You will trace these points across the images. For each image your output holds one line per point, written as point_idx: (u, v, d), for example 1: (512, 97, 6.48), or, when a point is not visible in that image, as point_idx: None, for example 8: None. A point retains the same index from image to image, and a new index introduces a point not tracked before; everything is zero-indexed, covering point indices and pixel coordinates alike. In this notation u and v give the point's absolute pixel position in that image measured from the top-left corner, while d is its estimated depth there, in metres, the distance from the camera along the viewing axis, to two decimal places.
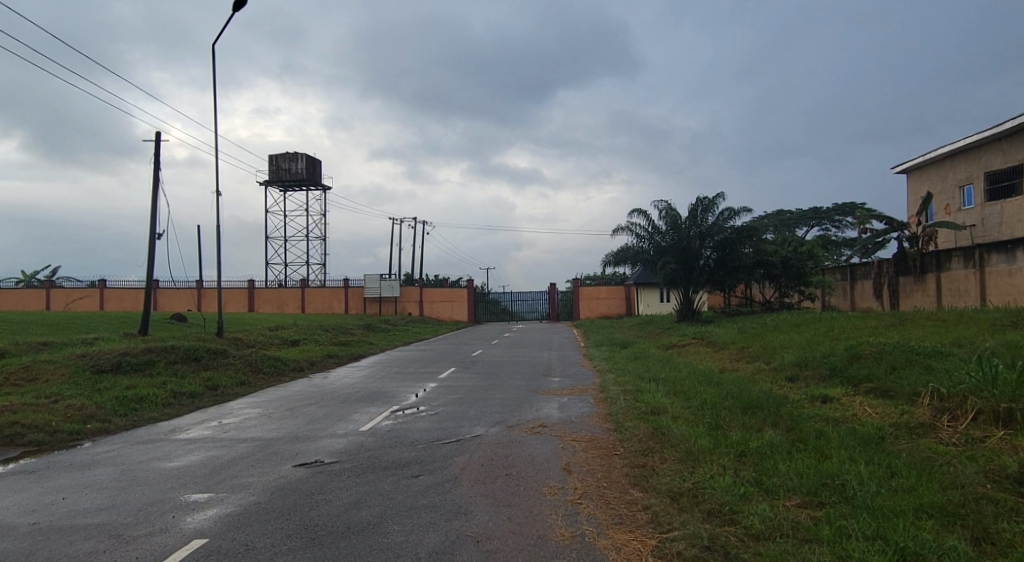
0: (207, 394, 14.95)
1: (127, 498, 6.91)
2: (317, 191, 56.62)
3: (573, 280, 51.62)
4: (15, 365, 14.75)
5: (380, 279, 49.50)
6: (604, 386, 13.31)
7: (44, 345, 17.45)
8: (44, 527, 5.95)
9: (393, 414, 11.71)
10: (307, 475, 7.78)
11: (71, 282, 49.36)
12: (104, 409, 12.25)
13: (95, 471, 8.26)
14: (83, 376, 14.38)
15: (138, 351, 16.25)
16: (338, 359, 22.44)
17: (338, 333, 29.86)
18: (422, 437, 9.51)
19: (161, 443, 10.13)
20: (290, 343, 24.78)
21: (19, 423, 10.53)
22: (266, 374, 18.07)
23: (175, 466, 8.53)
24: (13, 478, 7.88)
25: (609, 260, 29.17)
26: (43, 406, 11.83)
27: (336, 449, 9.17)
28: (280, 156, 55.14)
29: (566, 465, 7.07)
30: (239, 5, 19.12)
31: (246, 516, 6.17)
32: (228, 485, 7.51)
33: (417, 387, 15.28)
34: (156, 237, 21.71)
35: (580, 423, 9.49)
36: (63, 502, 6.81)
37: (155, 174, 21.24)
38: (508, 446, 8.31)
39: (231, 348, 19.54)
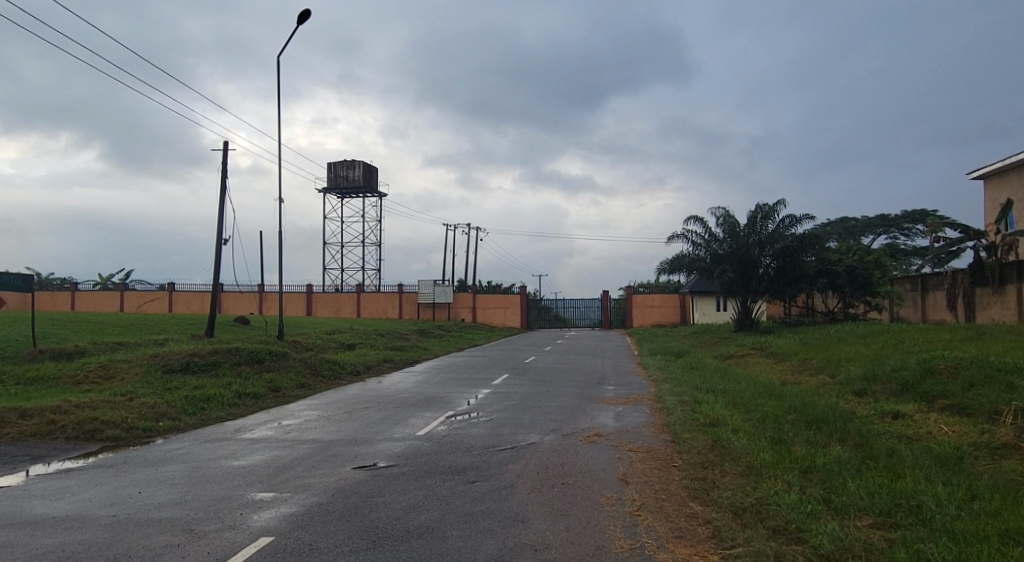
0: (269, 395, 15.39)
1: (198, 495, 7.18)
2: (373, 197, 57.83)
3: (626, 287, 51.13)
4: (94, 364, 15.53)
5: (434, 285, 50.17)
6: (661, 396, 13.11)
7: (119, 345, 18.31)
8: (122, 519, 6.24)
9: (448, 420, 11.82)
10: (367, 477, 7.92)
11: (142, 284, 51.66)
12: (175, 408, 12.76)
13: (168, 467, 8.62)
14: (154, 375, 15.04)
15: (205, 352, 16.87)
16: (393, 364, 22.81)
17: (392, 338, 30.35)
18: (478, 443, 9.56)
19: (227, 443, 10.49)
20: (347, 347, 25.34)
21: (98, 419, 11.09)
22: (324, 377, 18.53)
23: (241, 465, 8.83)
24: (93, 472, 8.28)
25: (664, 267, 28.75)
26: (118, 404, 12.40)
27: (393, 452, 9.32)
28: (338, 163, 56.51)
29: (623, 475, 7.00)
30: (303, 17, 19.81)
31: (310, 516, 6.33)
32: (292, 484, 7.73)
33: (471, 393, 15.38)
34: (222, 242, 22.58)
35: (636, 433, 9.37)
36: (139, 496, 7.12)
37: (222, 183, 22.13)
38: (564, 455, 8.27)
39: (292, 351, 20.12)
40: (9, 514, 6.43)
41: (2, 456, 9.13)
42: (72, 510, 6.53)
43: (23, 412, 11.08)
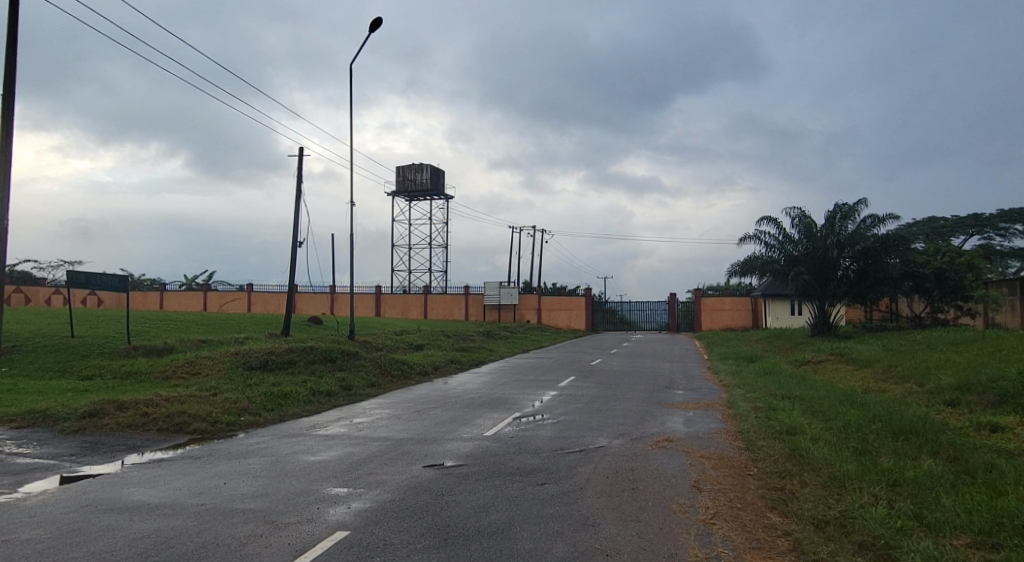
0: (341, 393, 15.84)
1: (278, 488, 7.46)
2: (440, 200, 58.70)
3: (695, 290, 50.02)
4: (181, 360, 16.37)
5: (500, 287, 50.53)
6: (733, 401, 12.78)
7: (203, 342, 19.23)
8: (210, 508, 6.55)
9: (516, 421, 11.86)
10: (436, 476, 8.04)
11: (224, 284, 54.15)
12: (255, 404, 13.30)
13: (250, 460, 9.00)
14: (235, 371, 15.73)
15: (281, 351, 17.50)
16: (460, 364, 23.09)
17: (459, 339, 30.72)
18: (545, 445, 9.54)
19: (303, 438, 10.84)
20: (415, 347, 25.78)
21: (186, 413, 11.67)
22: (394, 377, 18.91)
23: (317, 460, 9.11)
24: (183, 463, 8.72)
25: (735, 269, 27.98)
26: (203, 399, 13.01)
27: (462, 452, 9.41)
28: (407, 167, 57.64)
29: (695, 482, 6.85)
30: (375, 24, 20.37)
31: (383, 513, 6.46)
32: (366, 480, 7.92)
33: (537, 395, 15.37)
34: (297, 244, 23.43)
35: (708, 439, 9.16)
36: (224, 486, 7.46)
37: (298, 187, 22.96)
38: (634, 459, 8.15)
39: (362, 351, 20.65)
40: (109, 499, 6.85)
41: (100, 445, 9.74)
42: (165, 498, 6.90)
43: (119, 404, 11.79)
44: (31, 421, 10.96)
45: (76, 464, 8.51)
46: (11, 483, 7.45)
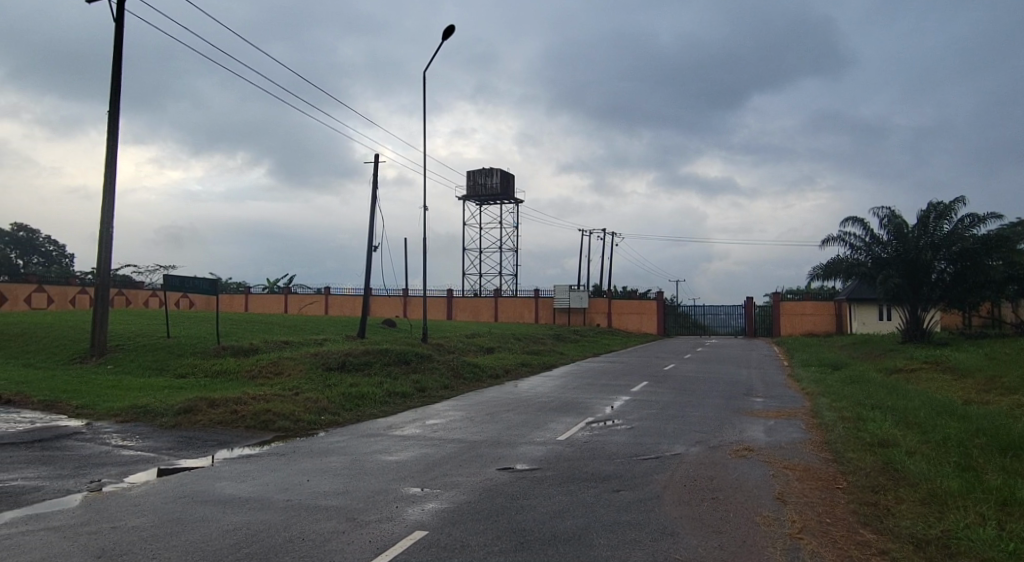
0: (416, 395, 16.12)
1: (358, 486, 7.65)
2: (510, 204, 59.04)
3: (773, 294, 48.28)
4: (265, 360, 17.06)
5: (570, 290, 50.33)
6: (817, 410, 12.25)
7: (285, 343, 19.99)
8: (295, 504, 6.78)
9: (589, 426, 11.75)
10: (511, 479, 8.05)
11: (303, 288, 56.21)
12: (334, 404, 13.70)
13: (331, 458, 9.28)
14: (315, 372, 16.26)
15: (358, 352, 17.98)
16: (531, 367, 23.11)
17: (529, 342, 30.76)
18: (620, 451, 9.42)
19: (380, 438, 11.11)
20: (486, 350, 25.99)
21: (271, 411, 12.15)
22: (466, 380, 19.10)
23: (394, 460, 9.30)
24: (269, 459, 9.08)
25: (818, 272, 26.85)
26: (286, 398, 13.52)
27: (536, 456, 9.40)
28: (477, 172, 58.22)
29: (780, 494, 6.59)
30: (448, 31, 20.73)
31: (459, 514, 6.52)
32: (441, 481, 8.02)
33: (610, 399, 15.18)
34: (372, 248, 24.04)
35: (791, 450, 8.82)
36: (307, 483, 7.72)
37: (373, 193, 23.58)
38: (713, 468, 7.93)
39: (436, 354, 20.96)
40: (203, 492, 7.20)
41: (194, 440, 10.27)
42: (253, 493, 7.19)
43: (211, 402, 12.39)
44: (133, 416, 11.66)
45: (173, 458, 9.00)
46: (116, 474, 7.95)
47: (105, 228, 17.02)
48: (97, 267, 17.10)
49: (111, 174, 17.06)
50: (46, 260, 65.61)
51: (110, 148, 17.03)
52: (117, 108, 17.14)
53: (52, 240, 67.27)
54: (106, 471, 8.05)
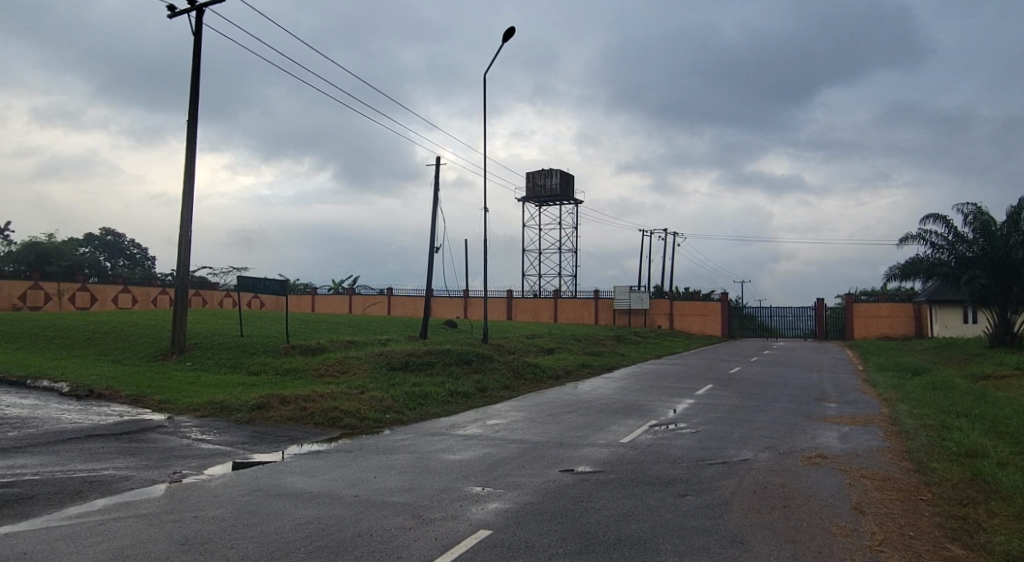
0: (477, 395, 16.25)
1: (423, 484, 7.77)
2: (570, 205, 58.86)
3: (845, 295, 46.38)
4: (332, 359, 17.52)
5: (630, 291, 49.82)
6: (896, 417, 11.68)
7: (351, 343, 20.47)
8: (363, 499, 6.94)
9: (653, 429, 11.58)
10: (574, 481, 8.01)
11: (367, 289, 57.55)
12: (398, 402, 13.95)
13: (396, 455, 9.46)
14: (380, 371, 16.61)
15: (421, 352, 18.25)
16: (592, 369, 22.94)
17: (590, 343, 30.52)
18: (685, 455, 9.25)
19: (443, 437, 11.23)
20: (546, 351, 25.95)
21: (339, 409, 12.47)
22: (527, 380, 19.13)
23: (457, 459, 9.39)
24: (337, 455, 9.34)
25: (895, 272, 25.65)
26: (353, 396, 13.84)
27: (599, 458, 9.32)
28: (537, 173, 58.24)
29: (856, 504, 6.33)
30: (508, 33, 20.83)
31: (523, 514, 6.53)
32: (504, 481, 8.06)
33: (674, 402, 14.91)
34: (434, 249, 24.35)
35: (869, 458, 8.45)
36: (374, 480, 7.89)
37: (435, 195, 23.88)
38: (784, 475, 7.69)
39: (496, 354, 21.06)
40: (276, 485, 7.47)
41: (267, 435, 10.65)
42: (323, 487, 7.41)
43: (282, 398, 12.81)
44: (210, 410, 12.19)
45: (248, 452, 9.35)
46: (196, 466, 8.31)
47: (184, 231, 17.83)
48: (177, 269, 17.93)
49: (190, 180, 17.87)
50: (130, 262, 69.09)
51: (189, 155, 17.84)
52: (196, 117, 17.94)
53: (136, 243, 70.99)
54: (186, 463, 8.43)
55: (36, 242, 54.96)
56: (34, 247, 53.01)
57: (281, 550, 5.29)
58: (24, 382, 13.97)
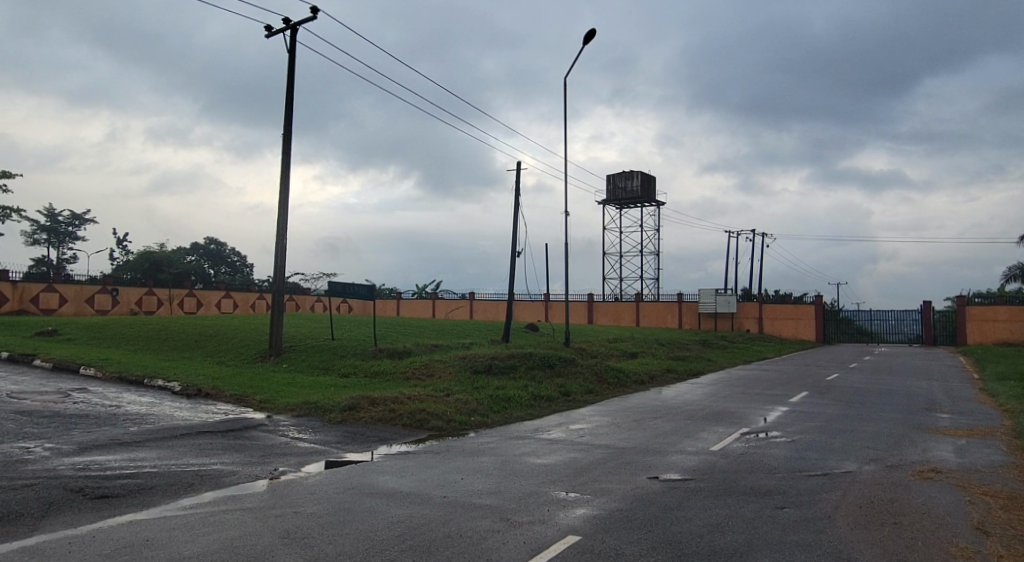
0: (561, 399, 16.19)
1: (510, 487, 7.79)
2: (651, 206, 57.88)
3: (956, 297, 43.33)
4: (418, 363, 17.88)
5: (715, 295, 48.58)
6: (1019, 430, 10.78)
7: (436, 347, 20.82)
8: (451, 501, 7.02)
9: (745, 437, 11.17)
10: (664, 489, 7.81)
11: (449, 293, 58.57)
12: (482, 405, 14.07)
13: (482, 458, 9.52)
14: (464, 375, 16.81)
15: (503, 356, 18.33)
16: (677, 374, 22.40)
17: (674, 348, 29.84)
18: (782, 465, 8.86)
19: (528, 441, 11.22)
20: (629, 355, 25.56)
21: (426, 411, 12.70)
22: (611, 385, 18.89)
23: (542, 463, 9.34)
24: (425, 456, 9.51)
25: (1015, 273, 23.81)
26: (439, 399, 14.07)
27: (688, 466, 9.05)
28: (617, 175, 57.58)
29: (977, 523, 5.88)
30: (589, 36, 20.71)
31: (613, 521, 6.42)
32: (591, 487, 7.97)
33: (767, 410, 14.31)
34: (516, 254, 24.45)
35: (990, 474, 7.82)
36: (461, 481, 7.97)
37: (517, 200, 23.96)
38: (893, 490, 7.20)
39: (579, 358, 20.92)
40: (368, 484, 7.67)
41: (359, 435, 10.98)
42: (413, 488, 7.55)
43: (372, 400, 13.18)
44: (306, 410, 12.70)
45: (341, 451, 9.65)
46: (294, 464, 8.65)
47: (280, 238, 18.66)
48: (274, 275, 18.80)
49: (286, 190, 18.71)
50: (231, 269, 73.06)
51: (285, 167, 18.68)
52: (291, 131, 18.79)
53: (236, 252, 75.12)
54: (286, 460, 8.81)
55: (149, 251, 59.15)
56: (147, 255, 56.93)
57: (375, 548, 5.41)
58: (141, 381, 14.98)
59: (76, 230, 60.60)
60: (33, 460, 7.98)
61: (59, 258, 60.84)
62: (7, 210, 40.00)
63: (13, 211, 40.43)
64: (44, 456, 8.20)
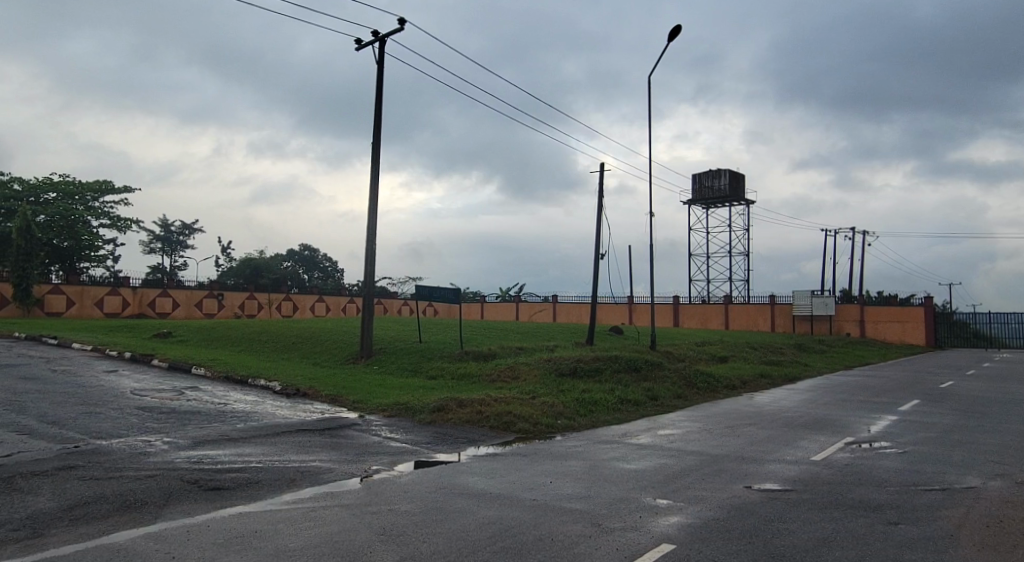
0: (649, 403, 15.86)
1: (600, 492, 7.68)
2: (740, 206, 56.01)
3: None
4: (503, 365, 17.99)
5: (811, 296, 46.48)
6: None
7: (520, 349, 20.88)
8: (541, 504, 7.00)
9: (850, 447, 10.56)
10: (762, 499, 7.49)
11: (533, 296, 58.78)
12: (568, 408, 13.97)
13: (570, 462, 9.45)
14: (549, 377, 16.76)
15: (588, 359, 18.10)
16: (771, 379, 21.51)
17: (767, 352, 28.68)
18: (893, 478, 8.31)
19: (617, 445, 11.05)
20: (719, 359, 24.77)
21: (512, 413, 12.75)
22: (700, 390, 18.36)
23: (633, 469, 9.17)
24: (513, 458, 9.53)
25: None
26: (525, 402, 14.06)
27: (787, 476, 8.64)
28: (704, 174, 56.08)
29: None
30: (674, 32, 20.27)
31: (709, 531, 6.20)
32: (684, 494, 7.74)
33: (873, 419, 13.50)
34: (600, 256, 24.20)
35: None
36: (550, 485, 7.93)
37: (601, 202, 23.71)
38: (1022, 509, 6.61)
39: (666, 362, 20.45)
40: (459, 484, 7.77)
41: (448, 436, 11.16)
42: (502, 489, 7.57)
43: (459, 401, 13.38)
44: (397, 411, 13.03)
45: (431, 451, 9.83)
46: (387, 463, 8.87)
47: (370, 243, 19.26)
48: (364, 279, 19.42)
49: (376, 197, 19.30)
50: (324, 274, 76.11)
51: (374, 176, 19.28)
52: (380, 140, 19.36)
53: (329, 258, 78.21)
54: (380, 459, 9.05)
55: (250, 258, 62.55)
56: (248, 262, 60.26)
57: (468, 548, 5.45)
58: (245, 381, 15.81)
59: (186, 239, 64.82)
60: (154, 452, 8.56)
61: (172, 265, 65.39)
62: (127, 221, 43.27)
63: (132, 222, 43.66)
64: (164, 449, 8.79)
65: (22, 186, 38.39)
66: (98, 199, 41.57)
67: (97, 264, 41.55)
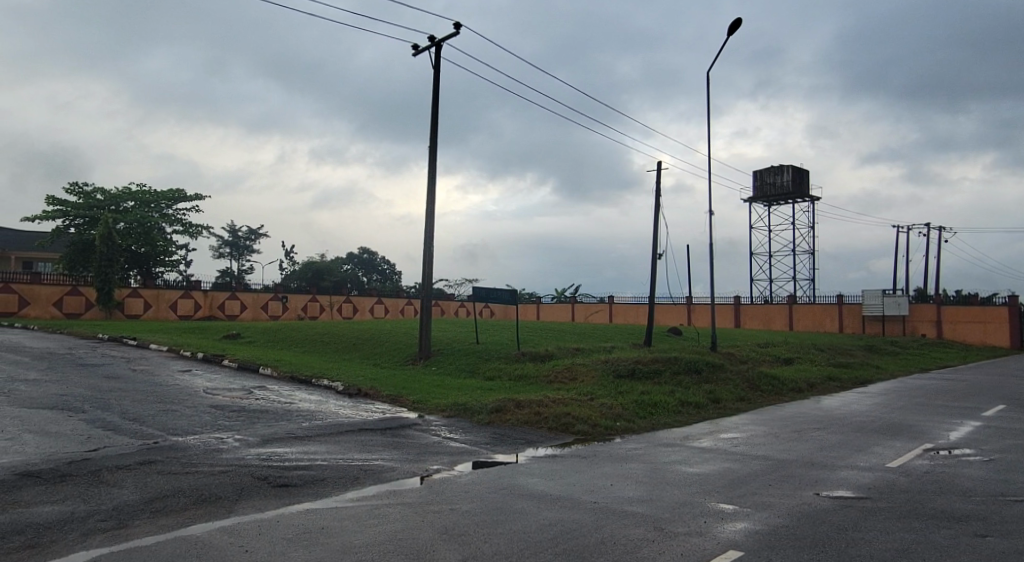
0: (710, 406, 15.51)
1: (662, 495, 7.54)
2: (804, 203, 54.26)
3: None
4: (560, 366, 17.91)
5: (882, 296, 44.60)
6: None
7: (578, 350, 20.74)
8: (602, 506, 6.91)
9: (929, 454, 10.05)
10: (834, 506, 7.21)
11: (589, 297, 58.44)
12: (628, 410, 13.80)
13: (630, 464, 9.32)
14: (607, 379, 16.60)
15: (647, 360, 17.84)
16: (839, 382, 20.71)
17: (835, 354, 27.61)
18: (977, 487, 7.86)
19: (679, 448, 10.83)
20: (783, 361, 24.00)
21: (570, 415, 12.67)
22: (764, 393, 17.83)
23: (696, 473, 8.95)
24: (572, 460, 9.46)
25: None
26: (583, 403, 13.97)
27: (861, 483, 8.29)
28: (766, 171, 54.61)
29: None
30: (734, 25, 19.78)
31: (778, 538, 5.99)
32: (752, 500, 7.51)
33: (952, 424, 12.82)
34: (658, 255, 23.83)
35: None
36: (610, 487, 7.83)
37: (658, 200, 23.33)
38: None
39: (728, 363, 19.96)
40: (519, 486, 7.75)
41: (507, 437, 11.17)
42: (562, 491, 7.51)
43: (517, 402, 13.40)
44: (455, 411, 13.13)
45: (491, 452, 9.86)
46: (447, 463, 8.93)
47: (428, 245, 19.51)
48: (423, 280, 19.69)
49: (433, 200, 19.53)
50: (382, 277, 77.49)
51: (431, 178, 19.51)
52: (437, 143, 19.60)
53: (387, 260, 79.68)
54: (441, 459, 9.13)
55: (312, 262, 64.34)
56: (311, 266, 61.98)
57: (529, 549, 5.44)
58: (310, 381, 16.25)
59: (252, 244, 67.09)
60: (226, 449, 8.87)
61: (239, 269, 67.83)
62: (198, 227, 45.18)
63: (203, 228, 45.55)
64: (235, 446, 9.09)
65: (104, 196, 40.56)
66: (172, 207, 43.56)
67: (171, 269, 43.46)
